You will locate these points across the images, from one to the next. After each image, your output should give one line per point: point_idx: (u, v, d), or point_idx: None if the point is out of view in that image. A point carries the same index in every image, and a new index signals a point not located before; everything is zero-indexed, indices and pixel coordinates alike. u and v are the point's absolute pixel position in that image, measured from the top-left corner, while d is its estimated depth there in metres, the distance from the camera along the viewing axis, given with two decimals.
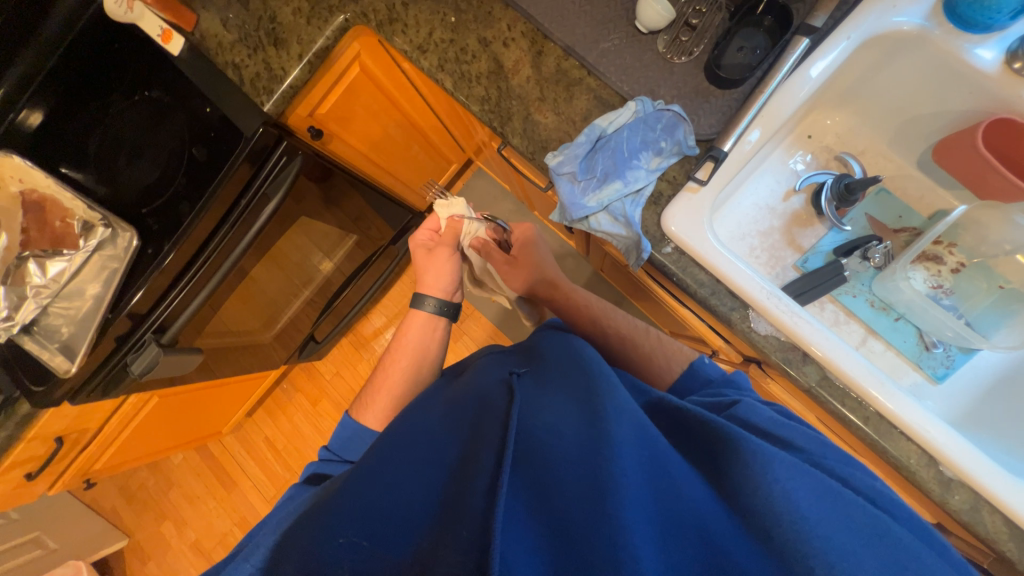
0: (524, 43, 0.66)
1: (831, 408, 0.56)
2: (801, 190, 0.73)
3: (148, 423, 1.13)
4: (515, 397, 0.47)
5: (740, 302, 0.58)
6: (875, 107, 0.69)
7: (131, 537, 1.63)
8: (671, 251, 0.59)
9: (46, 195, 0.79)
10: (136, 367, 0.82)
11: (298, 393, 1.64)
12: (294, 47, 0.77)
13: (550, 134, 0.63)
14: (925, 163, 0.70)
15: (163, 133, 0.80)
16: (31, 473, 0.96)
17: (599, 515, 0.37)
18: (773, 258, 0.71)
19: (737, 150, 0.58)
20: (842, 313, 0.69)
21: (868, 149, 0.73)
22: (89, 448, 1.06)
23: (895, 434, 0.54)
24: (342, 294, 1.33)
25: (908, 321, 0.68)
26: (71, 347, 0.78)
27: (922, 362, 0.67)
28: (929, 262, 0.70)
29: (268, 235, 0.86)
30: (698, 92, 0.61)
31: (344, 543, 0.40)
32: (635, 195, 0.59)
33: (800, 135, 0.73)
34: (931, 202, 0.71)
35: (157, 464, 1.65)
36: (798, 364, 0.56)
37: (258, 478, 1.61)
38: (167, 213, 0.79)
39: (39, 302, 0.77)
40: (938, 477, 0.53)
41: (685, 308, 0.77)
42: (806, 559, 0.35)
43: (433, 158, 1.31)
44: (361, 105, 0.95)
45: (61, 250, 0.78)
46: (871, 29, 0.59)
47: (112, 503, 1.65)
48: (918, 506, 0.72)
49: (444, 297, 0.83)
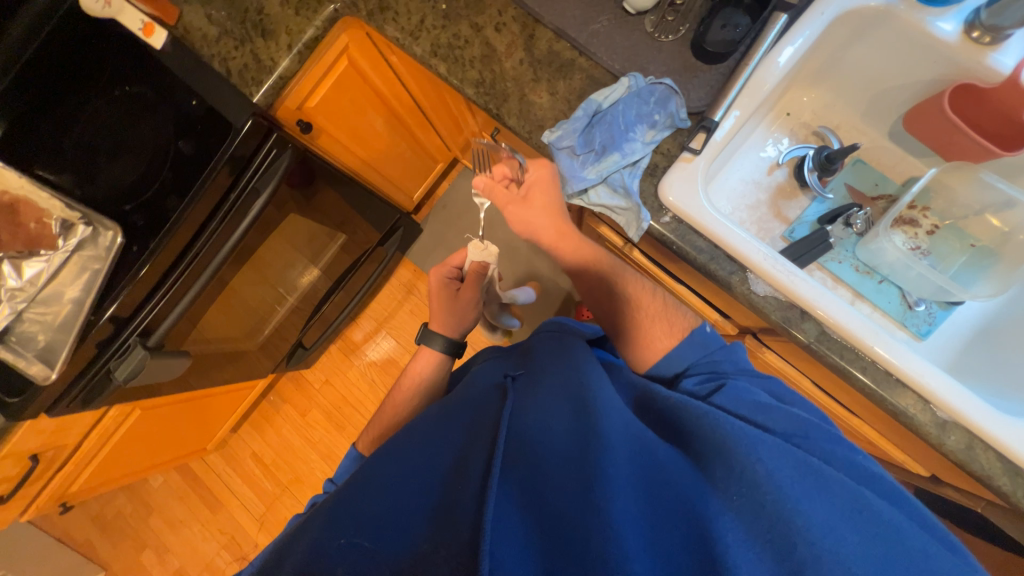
0: (515, 27, 0.67)
1: (831, 362, 0.58)
2: (784, 164, 0.77)
3: (129, 439, 1.07)
4: (508, 400, 0.47)
5: (739, 266, 0.60)
6: (848, 83, 0.73)
7: (108, 569, 1.53)
8: (670, 220, 0.61)
9: (19, 196, 0.76)
10: (119, 373, 0.79)
11: (285, 404, 1.59)
12: (283, 38, 0.77)
13: (546, 113, 0.65)
14: (897, 134, 0.75)
15: (146, 130, 0.78)
16: (2, 497, 0.89)
17: (587, 508, 0.35)
18: (762, 230, 0.75)
19: (725, 123, 0.61)
20: (829, 278, 0.73)
21: (842, 124, 0.78)
22: (65, 468, 1.00)
23: (892, 383, 0.57)
24: (329, 300, 1.30)
25: (891, 283, 0.72)
26: (50, 354, 0.74)
27: (906, 321, 0.70)
28: (906, 226, 0.75)
29: (249, 243, 0.85)
30: (686, 68, 0.65)
31: (344, 545, 0.37)
32: (633, 167, 0.62)
33: (780, 112, 0.78)
34: (904, 170, 0.76)
35: (135, 489, 1.56)
36: (797, 322, 0.59)
37: (246, 495, 1.55)
38: (152, 209, 0.77)
39: (14, 306, 0.74)
40: (935, 420, 0.56)
41: (681, 284, 0.79)
42: (790, 538, 0.34)
43: (420, 157, 1.31)
44: (350, 98, 0.95)
45: (38, 251, 0.75)
46: (842, 5, 0.63)
47: (85, 535, 1.55)
48: (913, 460, 0.76)
49: (454, 337, 0.80)
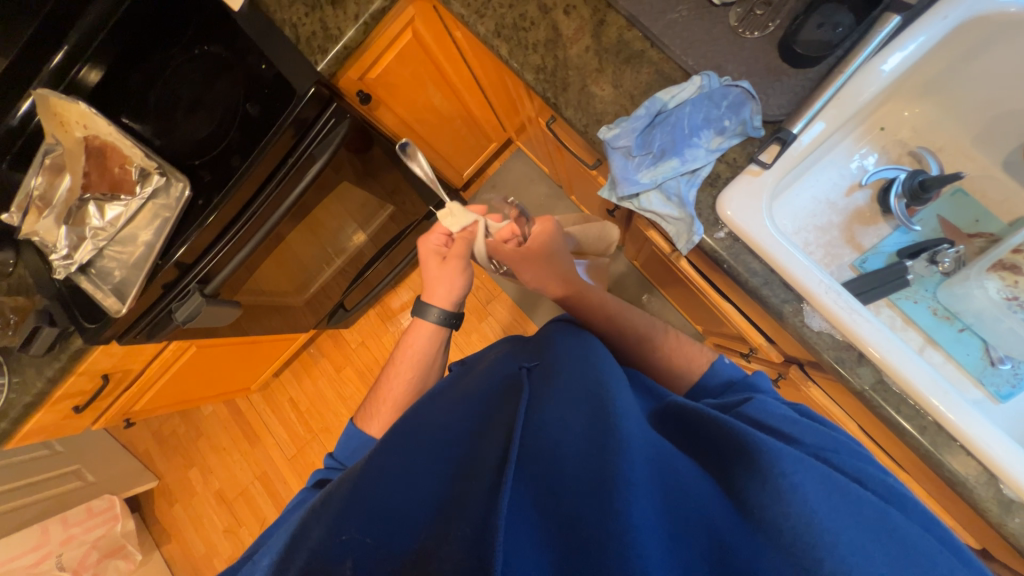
0: (586, 11, 0.63)
1: (884, 415, 0.53)
2: (867, 185, 0.69)
3: (184, 371, 1.17)
4: (524, 390, 0.46)
5: (794, 295, 0.55)
6: (962, 99, 0.66)
7: (160, 480, 1.72)
8: (724, 237, 0.57)
9: (107, 142, 0.81)
10: (180, 314, 0.86)
11: (323, 358, 1.67)
12: (351, 7, 0.77)
13: (606, 107, 0.61)
14: (1012, 165, 0.66)
15: (221, 89, 0.82)
16: (78, 407, 1.02)
17: (605, 511, 0.33)
18: (830, 255, 0.68)
19: (805, 135, 0.56)
20: (899, 318, 0.66)
21: (946, 146, 0.69)
22: (131, 390, 1.12)
23: (954, 447, 0.52)
24: (373, 267, 1.34)
25: (974, 333, 0.64)
26: (123, 290, 0.81)
27: (984, 379, 0.62)
28: (1005, 272, 0.62)
29: (308, 202, 0.89)
30: (769, 70, 0.59)
31: (347, 539, 0.36)
32: (691, 175, 0.58)
33: (873, 126, 0.70)
34: (1014, 207, 0.66)
35: (189, 413, 1.73)
36: (852, 365, 0.54)
37: (281, 436, 1.66)
38: (219, 166, 0.81)
39: (96, 244, 0.80)
40: (998, 498, 0.50)
41: (727, 302, 0.74)
42: (816, 553, 0.32)
43: (474, 135, 1.29)
44: (411, 71, 0.95)
45: (119, 195, 0.80)
46: (970, 10, 0.57)
47: (145, 446, 1.74)
48: (963, 528, 0.68)
49: (452, 310, 0.75)
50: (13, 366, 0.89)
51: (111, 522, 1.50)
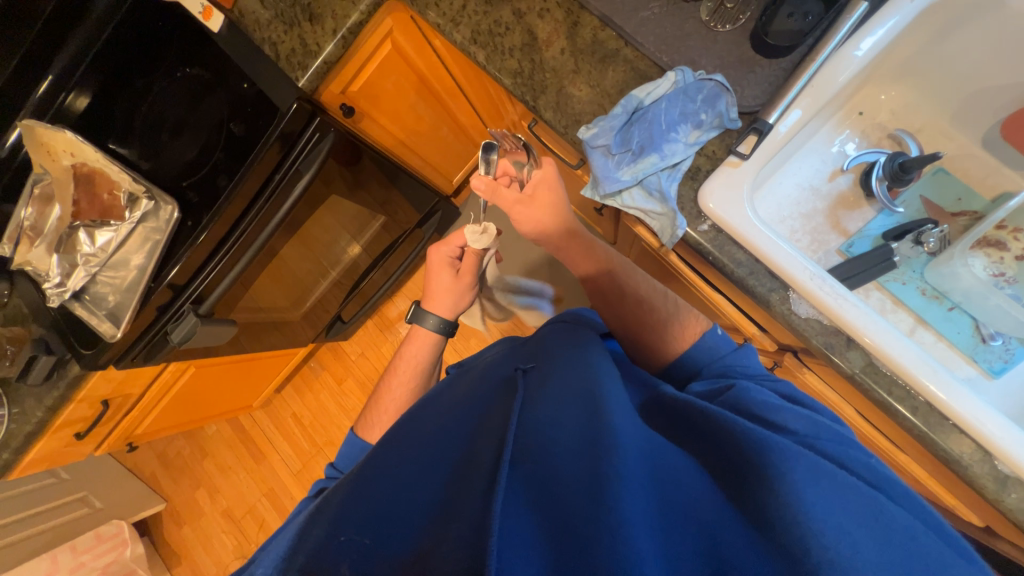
0: (559, 14, 0.64)
1: (876, 397, 0.54)
2: (849, 170, 0.70)
3: (184, 392, 1.17)
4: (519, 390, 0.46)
5: (781, 283, 0.56)
6: (937, 79, 0.67)
7: (167, 502, 1.72)
8: (708, 229, 0.57)
9: (94, 169, 0.81)
10: (176, 334, 0.85)
11: (324, 372, 1.67)
12: (328, 22, 0.78)
13: (584, 107, 0.62)
14: (990, 141, 0.67)
15: (205, 110, 0.82)
16: (80, 433, 1.02)
17: (598, 506, 0.34)
18: (816, 241, 0.68)
19: (781, 124, 0.56)
20: (889, 300, 0.66)
21: (924, 127, 0.70)
22: (132, 413, 1.12)
23: (946, 427, 0.52)
24: (367, 277, 1.35)
25: (963, 311, 0.65)
26: (118, 313, 0.81)
27: (976, 356, 0.63)
28: (990, 248, 0.65)
29: (299, 216, 0.89)
30: (743, 62, 0.60)
31: (344, 541, 0.36)
32: (672, 169, 0.58)
33: (851, 111, 0.71)
34: (996, 182, 0.67)
35: (193, 434, 1.73)
36: (840, 349, 0.54)
37: (286, 452, 1.66)
38: (207, 186, 0.82)
39: (88, 270, 0.80)
40: (993, 474, 0.51)
41: (719, 293, 0.74)
42: (807, 543, 0.32)
43: (461, 142, 1.30)
44: (393, 81, 0.96)
45: (108, 221, 0.80)
46: None
47: (151, 469, 1.74)
48: (966, 507, 0.68)
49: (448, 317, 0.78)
50: (13, 396, 0.90)
51: (120, 547, 1.49)
